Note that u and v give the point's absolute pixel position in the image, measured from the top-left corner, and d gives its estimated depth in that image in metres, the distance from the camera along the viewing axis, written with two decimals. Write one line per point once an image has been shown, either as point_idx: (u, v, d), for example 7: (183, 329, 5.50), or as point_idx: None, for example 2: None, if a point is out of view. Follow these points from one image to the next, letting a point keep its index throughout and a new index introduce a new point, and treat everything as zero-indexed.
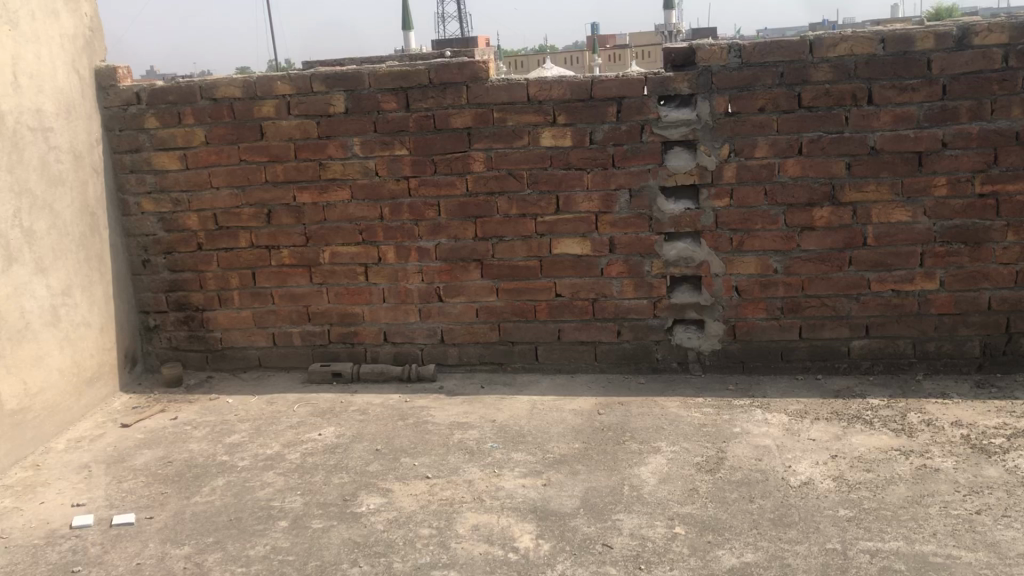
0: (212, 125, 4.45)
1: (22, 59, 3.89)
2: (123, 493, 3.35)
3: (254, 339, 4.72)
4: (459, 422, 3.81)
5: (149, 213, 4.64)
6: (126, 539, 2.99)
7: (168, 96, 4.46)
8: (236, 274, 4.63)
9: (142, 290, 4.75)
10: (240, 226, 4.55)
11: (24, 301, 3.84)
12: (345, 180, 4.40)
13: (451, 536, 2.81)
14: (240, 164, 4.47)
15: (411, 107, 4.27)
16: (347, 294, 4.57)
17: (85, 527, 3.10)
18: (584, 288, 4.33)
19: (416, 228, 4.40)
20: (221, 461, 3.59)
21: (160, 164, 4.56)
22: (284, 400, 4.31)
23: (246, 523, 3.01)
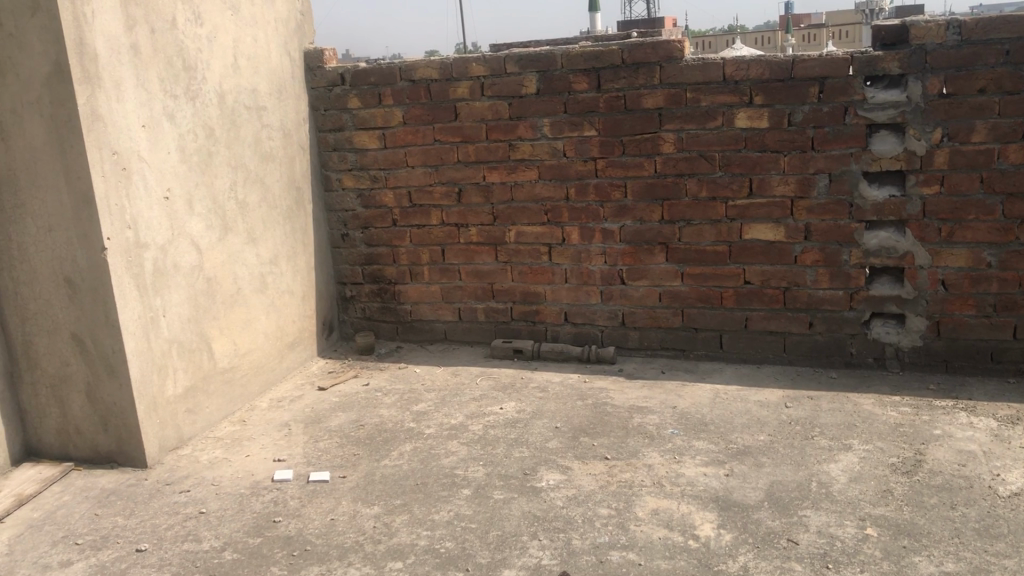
0: (410, 106, 4.61)
1: (241, 42, 4.17)
2: (319, 452, 3.56)
3: (441, 313, 4.88)
4: (640, 406, 3.79)
5: (350, 190, 4.87)
6: (321, 494, 3.18)
7: (370, 77, 4.65)
8: (426, 250, 4.79)
9: (341, 262, 5.02)
10: (432, 204, 4.71)
11: (236, 268, 4.15)
12: (534, 160, 4.46)
13: (630, 519, 2.80)
14: (434, 143, 4.62)
15: (602, 87, 4.25)
16: (531, 273, 4.63)
17: (285, 480, 3.32)
18: (775, 276, 4.19)
19: (602, 210, 4.39)
20: (408, 427, 3.74)
21: (360, 143, 4.77)
22: (467, 372, 4.44)
23: (431, 488, 3.13)
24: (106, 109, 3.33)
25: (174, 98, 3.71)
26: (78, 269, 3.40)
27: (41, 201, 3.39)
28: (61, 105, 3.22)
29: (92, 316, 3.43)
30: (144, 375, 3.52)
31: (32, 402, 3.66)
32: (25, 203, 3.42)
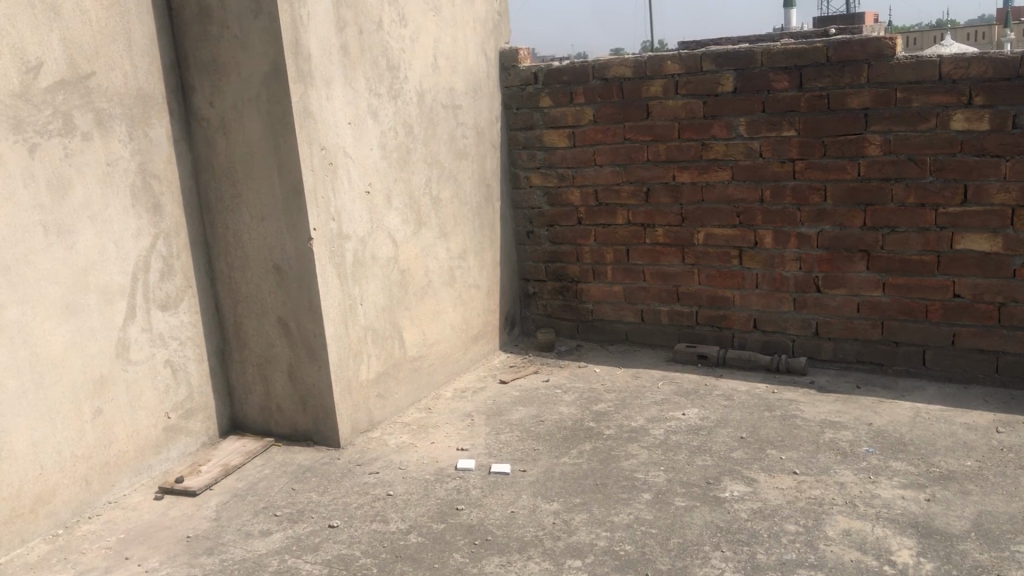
0: (601, 104, 4.61)
1: (441, 42, 4.31)
2: (500, 445, 3.62)
3: (623, 313, 4.85)
4: (831, 421, 3.62)
5: (537, 187, 4.92)
6: (502, 486, 3.23)
7: (563, 76, 4.68)
8: (611, 250, 4.77)
9: (525, 258, 5.08)
10: (619, 203, 4.68)
11: (428, 261, 4.29)
12: (727, 161, 4.35)
13: (820, 537, 2.68)
14: (624, 142, 4.59)
15: (804, 86, 4.09)
16: (719, 276, 4.52)
17: (467, 470, 3.40)
18: (990, 290, 3.89)
19: (798, 214, 4.23)
20: (588, 426, 3.74)
21: (550, 141, 4.81)
22: (649, 375, 4.39)
23: (612, 490, 3.11)
24: (317, 106, 3.53)
25: (377, 96, 3.87)
26: (286, 256, 3.61)
27: (255, 192, 3.63)
28: (277, 102, 3.44)
29: (297, 302, 3.64)
30: (341, 360, 3.71)
31: (239, 379, 3.94)
32: (242, 193, 3.67)
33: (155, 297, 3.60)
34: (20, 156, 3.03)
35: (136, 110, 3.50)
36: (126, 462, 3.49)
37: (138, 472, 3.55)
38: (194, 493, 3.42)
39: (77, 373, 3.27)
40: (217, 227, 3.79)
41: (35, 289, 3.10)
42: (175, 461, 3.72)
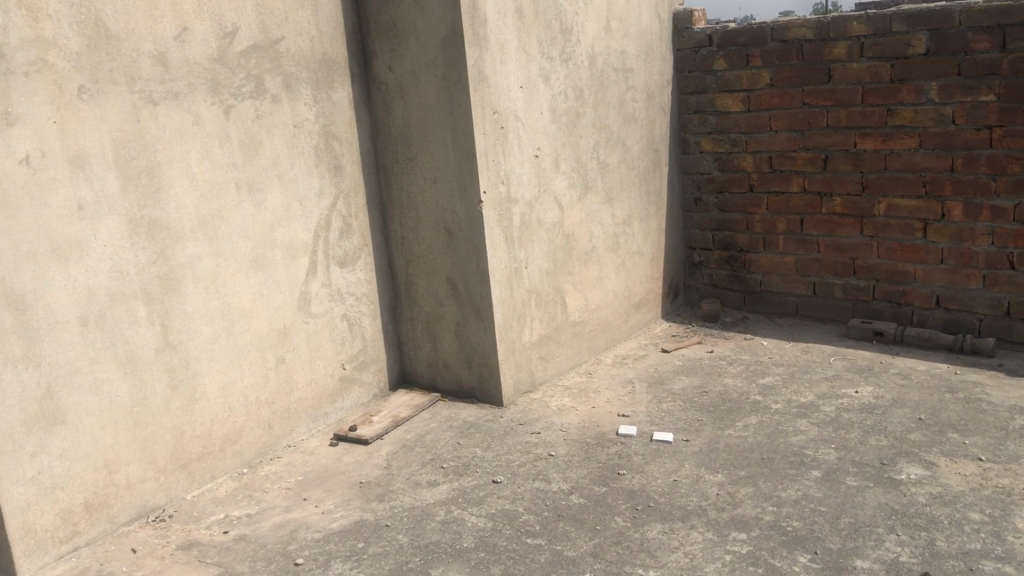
0: (779, 67, 4.45)
1: (615, 4, 4.26)
2: (663, 413, 3.60)
3: (794, 286, 4.69)
4: (1021, 407, 3.39)
5: (707, 153, 4.81)
6: (665, 454, 3.21)
7: (739, 38, 4.54)
8: (783, 219, 4.62)
9: (692, 226, 4.99)
10: (794, 171, 4.52)
11: (593, 226, 4.28)
12: (915, 128, 4.11)
13: (1007, 529, 2.53)
14: (802, 107, 4.42)
15: (1006, 47, 3.81)
16: (901, 250, 4.29)
17: (629, 436, 3.40)
18: None
19: (993, 185, 3.95)
20: (754, 400, 3.66)
21: (722, 106, 4.69)
22: (819, 350, 4.24)
23: (779, 464, 3.04)
24: (491, 70, 3.57)
25: (550, 60, 3.88)
26: (457, 218, 3.70)
27: (429, 155, 3.72)
28: (453, 66, 3.50)
29: (466, 263, 3.73)
30: (506, 321, 3.77)
31: (409, 335, 4.08)
32: (416, 155, 3.78)
33: (334, 254, 3.78)
34: (217, 116, 3.28)
35: (320, 74, 3.65)
36: (304, 409, 3.70)
37: (315, 419, 3.76)
38: (366, 442, 3.58)
39: (263, 323, 3.51)
40: (392, 188, 3.92)
41: (228, 243, 3.35)
42: (348, 410, 3.90)
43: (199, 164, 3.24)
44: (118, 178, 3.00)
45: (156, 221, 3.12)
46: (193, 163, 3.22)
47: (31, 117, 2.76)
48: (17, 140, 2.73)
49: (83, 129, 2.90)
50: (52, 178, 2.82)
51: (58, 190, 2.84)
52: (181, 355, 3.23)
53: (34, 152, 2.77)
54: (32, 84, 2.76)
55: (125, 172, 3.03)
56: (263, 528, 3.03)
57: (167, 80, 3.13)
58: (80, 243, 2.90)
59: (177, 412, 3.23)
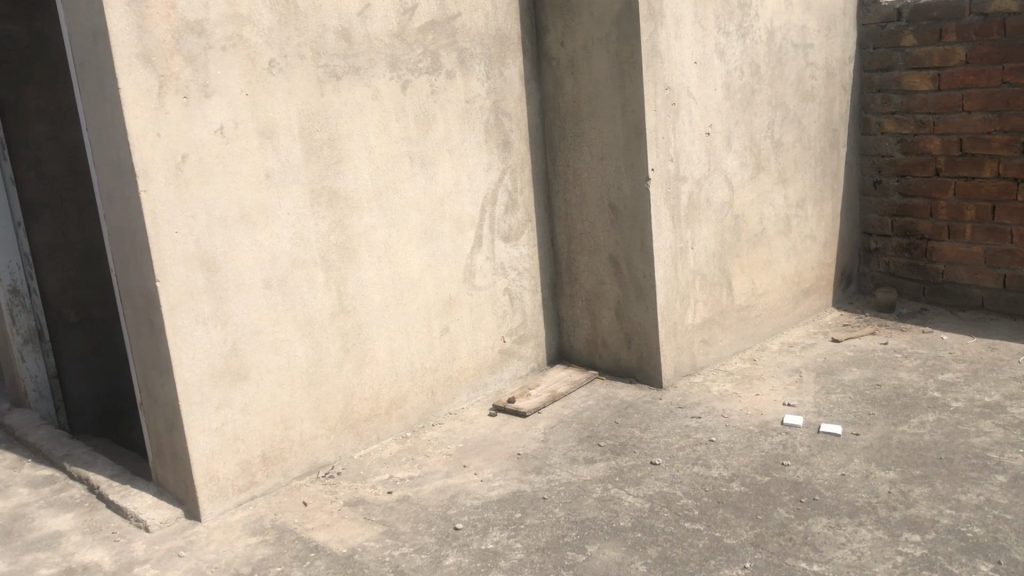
0: (977, 43, 4.17)
1: None
2: (832, 405, 3.46)
3: (981, 278, 4.38)
4: None
5: (890, 134, 4.57)
6: (833, 447, 3.09)
7: (933, 12, 4.29)
8: (973, 206, 4.32)
9: (869, 211, 4.76)
10: (987, 154, 4.21)
11: (764, 208, 4.15)
12: None
13: None
14: (1001, 86, 4.12)
15: None
16: None
17: (795, 426, 3.29)
18: None
19: None
20: (932, 396, 3.46)
21: (909, 84, 4.44)
22: (1006, 348, 3.96)
23: (959, 467, 2.86)
24: (665, 45, 3.51)
25: (726, 35, 3.78)
26: (623, 195, 3.67)
27: (598, 131, 3.70)
28: (627, 42, 3.47)
29: (630, 241, 3.69)
30: (669, 302, 3.72)
31: (569, 312, 4.09)
32: (584, 132, 3.76)
33: (499, 229, 3.83)
34: (394, 91, 3.38)
35: (494, 50, 3.70)
36: (465, 379, 3.79)
37: (475, 389, 3.83)
38: (525, 415, 3.63)
39: (430, 293, 3.60)
40: (559, 164, 3.93)
41: (401, 214, 3.46)
42: (507, 383, 3.96)
43: (376, 137, 3.35)
44: (302, 149, 3.15)
45: (335, 191, 3.25)
46: (370, 136, 3.33)
47: (227, 90, 2.93)
48: (213, 111, 2.90)
49: (272, 102, 3.05)
50: (243, 148, 2.99)
51: (248, 159, 3.00)
52: (354, 320, 3.36)
53: (228, 123, 2.94)
54: (228, 58, 2.93)
55: (309, 144, 3.17)
56: (425, 491, 3.13)
57: (350, 55, 3.24)
58: (266, 210, 3.07)
59: (348, 374, 3.37)
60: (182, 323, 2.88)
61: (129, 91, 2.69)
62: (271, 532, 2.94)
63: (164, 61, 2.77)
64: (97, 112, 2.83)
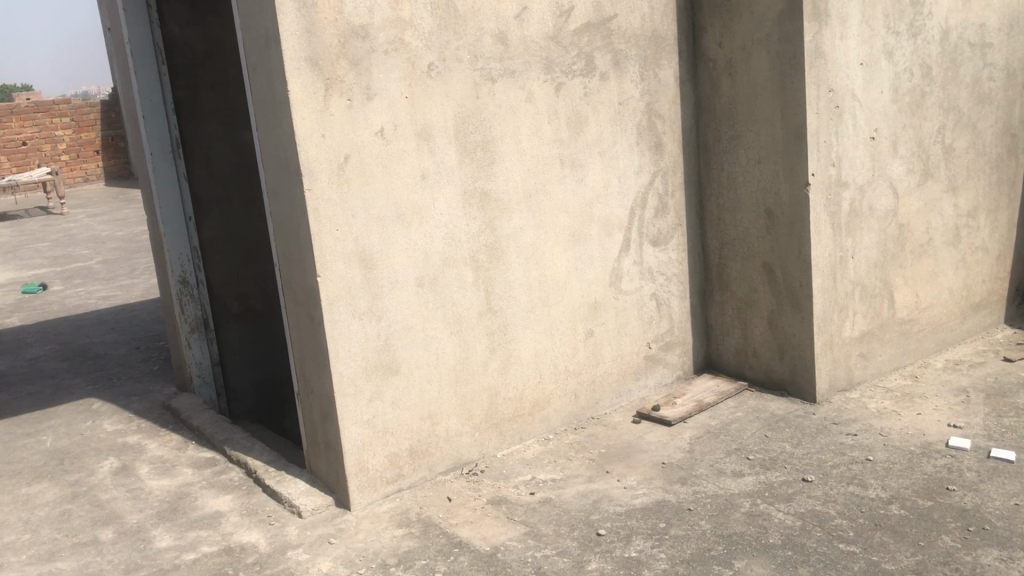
0: None
1: None
2: (1003, 429, 3.24)
3: None
4: None
5: None
6: (1005, 475, 2.90)
7: None
8: None
9: None
10: None
11: (931, 217, 3.94)
12: None
13: None
14: None
15: None
16: None
17: (961, 450, 3.10)
18: None
19: None
20: None
21: None
22: None
23: None
24: (830, 46, 3.38)
25: (896, 35, 3.61)
26: (780, 201, 3.55)
27: (755, 134, 3.60)
28: (789, 42, 3.36)
29: (786, 248, 3.57)
30: (826, 313, 3.57)
31: (718, 319, 3.99)
32: (740, 135, 3.67)
33: (649, 233, 3.79)
34: (548, 94, 3.40)
35: (649, 51, 3.67)
36: (610, 383, 3.76)
37: (619, 394, 3.80)
38: (670, 423, 3.56)
39: (577, 296, 3.60)
40: (712, 168, 3.84)
41: (550, 216, 3.47)
42: (651, 389, 3.91)
43: (529, 139, 3.37)
44: (457, 151, 3.20)
45: (487, 192, 3.29)
46: (523, 138, 3.36)
47: (388, 92, 3.01)
48: (374, 113, 2.98)
49: (430, 104, 3.12)
50: (401, 149, 3.06)
51: (405, 160, 3.07)
52: (501, 320, 3.39)
53: (388, 125, 3.02)
54: (390, 61, 3.00)
55: (464, 146, 3.21)
56: (567, 494, 3.12)
57: (506, 58, 3.28)
58: (421, 210, 3.13)
59: (494, 373, 3.40)
60: (339, 318, 2.97)
61: (297, 93, 2.80)
62: (416, 525, 3.00)
63: (329, 65, 2.87)
64: (267, 114, 2.96)
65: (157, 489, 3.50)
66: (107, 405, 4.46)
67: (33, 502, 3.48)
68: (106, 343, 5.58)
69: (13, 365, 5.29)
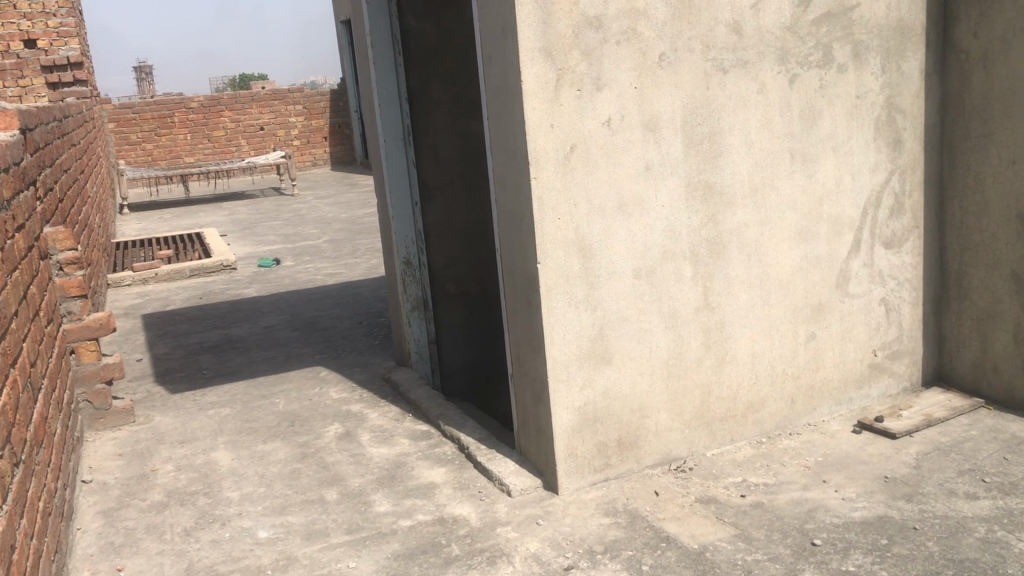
0: None
1: None
2: None
3: None
4: None
5: None
6: None
7: None
8: None
9: None
10: None
11: None
12: None
13: None
14: None
15: None
16: None
17: None
18: None
19: None
20: None
21: None
22: None
23: None
24: None
25: None
26: None
27: (1010, 132, 3.33)
28: None
29: None
30: None
31: (954, 331, 3.73)
32: (992, 133, 3.40)
33: (881, 234, 3.60)
34: (781, 85, 3.29)
35: (893, 42, 3.48)
36: (829, 390, 3.60)
37: (839, 402, 3.63)
38: (894, 436, 3.38)
39: (800, 297, 3.47)
40: (957, 167, 3.59)
41: (775, 212, 3.36)
42: (874, 399, 3.71)
43: (757, 133, 3.28)
44: (683, 143, 3.16)
45: (711, 185, 3.23)
46: (752, 131, 3.27)
47: (618, 83, 3.02)
48: (604, 104, 3.00)
49: (659, 95, 3.10)
50: (628, 140, 3.06)
51: (630, 151, 3.07)
52: (717, 317, 3.33)
53: (615, 115, 3.03)
54: (621, 52, 3.01)
55: (690, 138, 3.17)
56: (781, 500, 3.02)
57: (739, 48, 3.20)
58: (643, 201, 3.12)
59: (708, 370, 3.35)
60: (557, 305, 3.02)
61: (530, 83, 2.86)
62: (623, 515, 3.01)
63: (562, 55, 2.91)
64: (499, 103, 3.05)
65: (377, 457, 3.70)
66: (332, 374, 4.77)
67: (268, 459, 3.78)
68: (331, 317, 5.95)
69: (251, 332, 5.76)
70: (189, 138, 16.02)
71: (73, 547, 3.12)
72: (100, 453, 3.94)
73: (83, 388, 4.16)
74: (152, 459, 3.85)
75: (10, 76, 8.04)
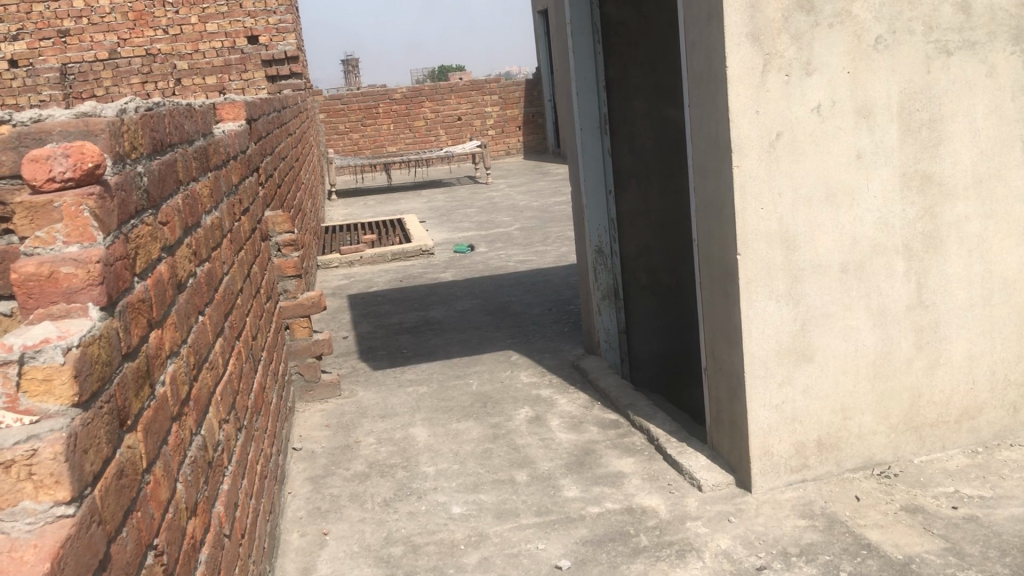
0: None
1: None
2: None
3: None
4: None
5: None
6: None
7: None
8: None
9: None
10: None
11: None
12: None
13: None
14: None
15: None
16: None
17: None
18: None
19: None
20: None
21: None
22: None
23: None
24: None
25: None
26: None
27: None
28: None
29: None
30: None
31: None
32: None
33: None
34: (1014, 66, 3.04)
35: None
36: None
37: None
38: None
39: None
40: None
41: (1003, 204, 3.11)
42: None
43: (985, 119, 3.05)
44: (900, 129, 2.98)
45: (929, 175, 3.03)
46: (978, 117, 3.04)
47: (829, 67, 2.88)
48: (814, 89, 2.88)
49: (875, 79, 2.93)
50: (838, 126, 2.92)
51: (841, 139, 2.93)
52: (932, 316, 3.13)
53: (826, 101, 2.90)
54: (834, 35, 2.87)
55: (908, 125, 2.99)
56: (999, 515, 2.80)
57: (967, 28, 2.98)
58: (853, 191, 2.97)
59: (919, 372, 3.15)
60: (756, 298, 2.94)
61: (735, 69, 2.78)
62: (820, 519, 2.89)
63: (770, 39, 2.81)
64: (702, 90, 2.98)
65: (566, 442, 3.74)
66: (524, 358, 4.86)
67: (461, 437, 3.91)
68: (523, 303, 6.07)
69: (447, 315, 5.96)
70: (392, 128, 16.77)
71: (285, 509, 3.35)
72: (310, 423, 4.21)
73: (296, 361, 4.45)
74: (355, 431, 4.07)
75: (235, 70, 8.74)
